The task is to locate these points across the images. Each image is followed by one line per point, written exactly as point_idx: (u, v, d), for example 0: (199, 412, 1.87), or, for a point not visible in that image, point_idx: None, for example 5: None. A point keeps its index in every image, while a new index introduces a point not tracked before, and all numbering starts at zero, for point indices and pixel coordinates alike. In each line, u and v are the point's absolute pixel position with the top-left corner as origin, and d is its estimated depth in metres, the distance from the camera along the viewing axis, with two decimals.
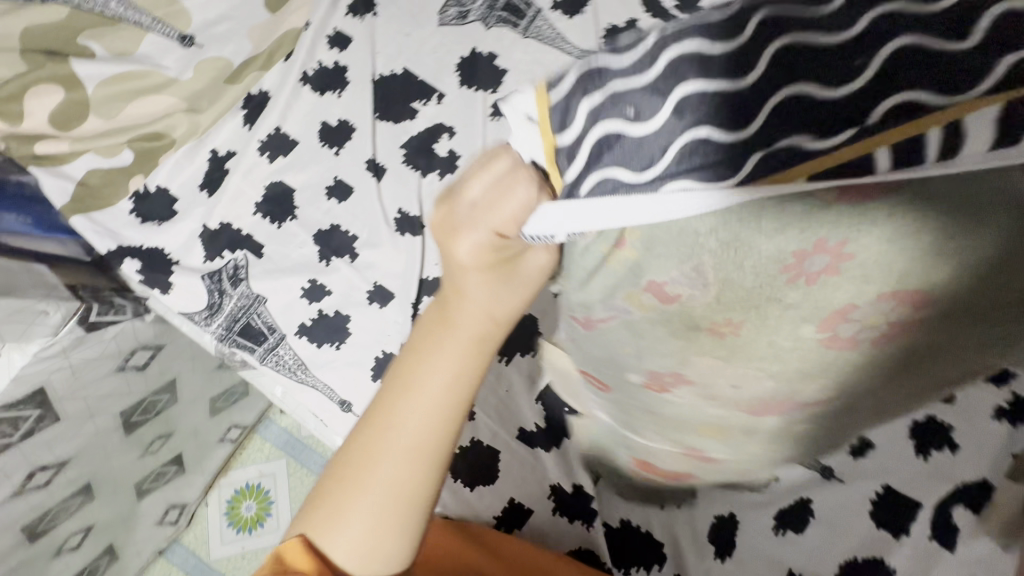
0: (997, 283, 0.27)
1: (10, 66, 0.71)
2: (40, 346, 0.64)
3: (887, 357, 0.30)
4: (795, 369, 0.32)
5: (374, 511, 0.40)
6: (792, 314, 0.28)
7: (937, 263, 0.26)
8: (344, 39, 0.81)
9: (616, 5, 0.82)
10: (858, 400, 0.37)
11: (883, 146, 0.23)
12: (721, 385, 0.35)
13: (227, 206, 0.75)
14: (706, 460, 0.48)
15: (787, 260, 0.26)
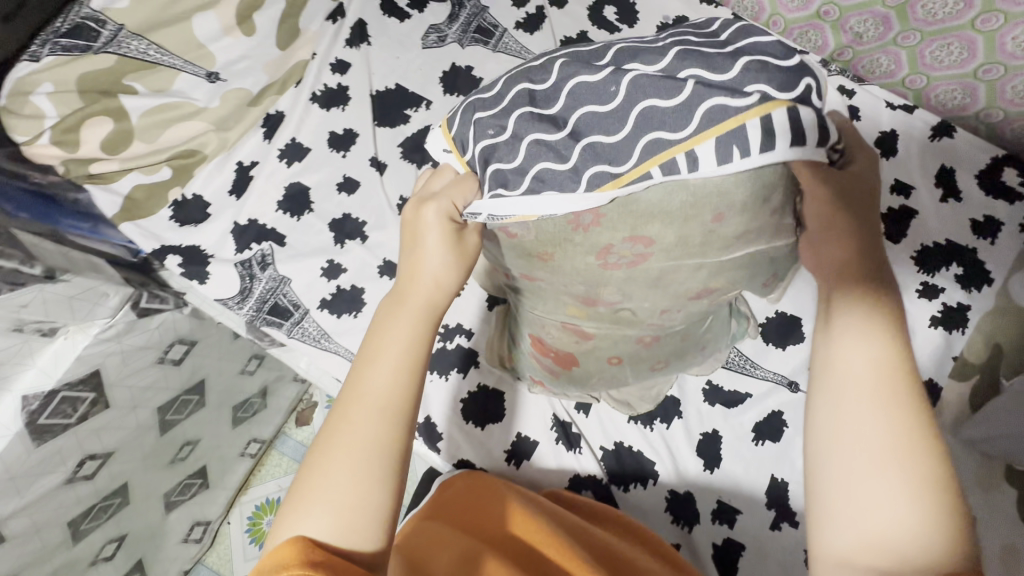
0: (727, 226, 0.42)
1: (67, 104, 0.83)
2: (99, 327, 0.76)
3: (659, 272, 0.45)
4: (586, 281, 0.47)
5: (354, 484, 0.38)
6: (579, 249, 0.44)
7: (665, 205, 0.40)
8: (345, 65, 0.98)
9: (567, 23, 1.02)
10: (660, 319, 0.54)
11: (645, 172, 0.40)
12: (555, 286, 0.50)
13: (253, 205, 0.89)
14: (572, 348, 0.62)
15: (571, 219, 0.43)
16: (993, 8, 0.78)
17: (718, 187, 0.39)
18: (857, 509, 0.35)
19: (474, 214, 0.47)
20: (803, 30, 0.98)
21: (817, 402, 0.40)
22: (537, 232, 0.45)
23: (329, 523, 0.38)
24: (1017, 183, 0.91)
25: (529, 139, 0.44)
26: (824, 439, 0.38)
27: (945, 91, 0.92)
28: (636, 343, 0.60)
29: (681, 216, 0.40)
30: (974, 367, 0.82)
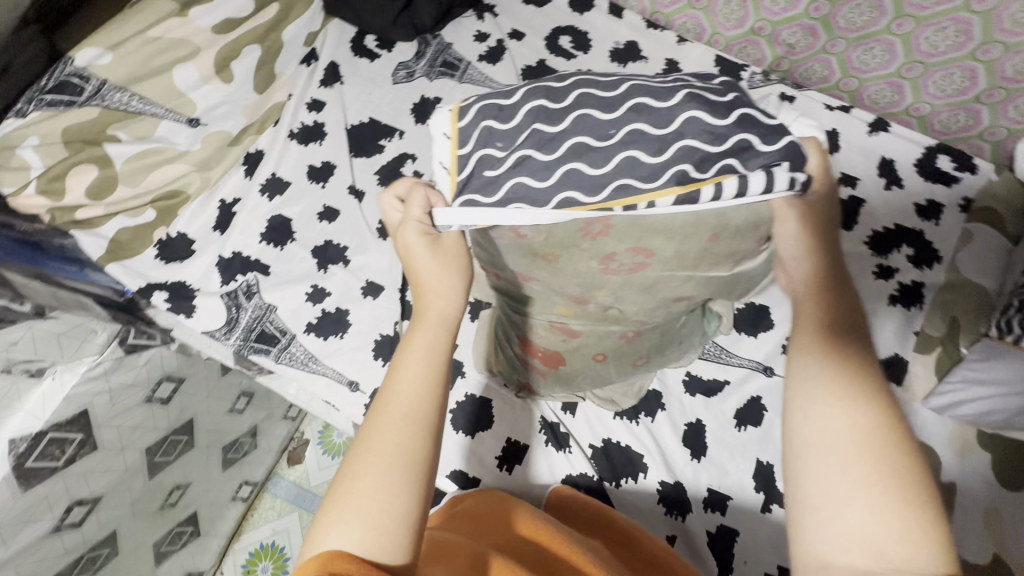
0: (721, 242, 0.46)
1: (54, 155, 0.87)
2: (86, 364, 0.78)
3: (645, 283, 0.49)
4: (584, 286, 0.50)
5: (384, 494, 0.34)
6: (584, 254, 0.46)
7: (668, 227, 0.44)
8: (320, 104, 1.04)
9: (527, 53, 1.09)
10: (644, 322, 0.59)
11: (655, 199, 0.41)
12: (554, 292, 0.53)
13: (237, 238, 0.93)
14: (560, 348, 0.65)
15: (583, 227, 0.45)
16: (904, 14, 0.87)
17: (719, 210, 0.43)
18: (834, 505, 0.33)
19: (448, 226, 0.46)
20: (742, 46, 1.07)
21: (791, 409, 0.38)
22: (546, 236, 0.46)
23: (356, 539, 0.33)
24: (951, 168, 0.99)
25: (517, 154, 0.43)
26: (798, 442, 0.36)
27: (876, 90, 1.01)
28: (621, 338, 0.62)
29: (684, 232, 0.44)
30: (935, 338, 0.87)
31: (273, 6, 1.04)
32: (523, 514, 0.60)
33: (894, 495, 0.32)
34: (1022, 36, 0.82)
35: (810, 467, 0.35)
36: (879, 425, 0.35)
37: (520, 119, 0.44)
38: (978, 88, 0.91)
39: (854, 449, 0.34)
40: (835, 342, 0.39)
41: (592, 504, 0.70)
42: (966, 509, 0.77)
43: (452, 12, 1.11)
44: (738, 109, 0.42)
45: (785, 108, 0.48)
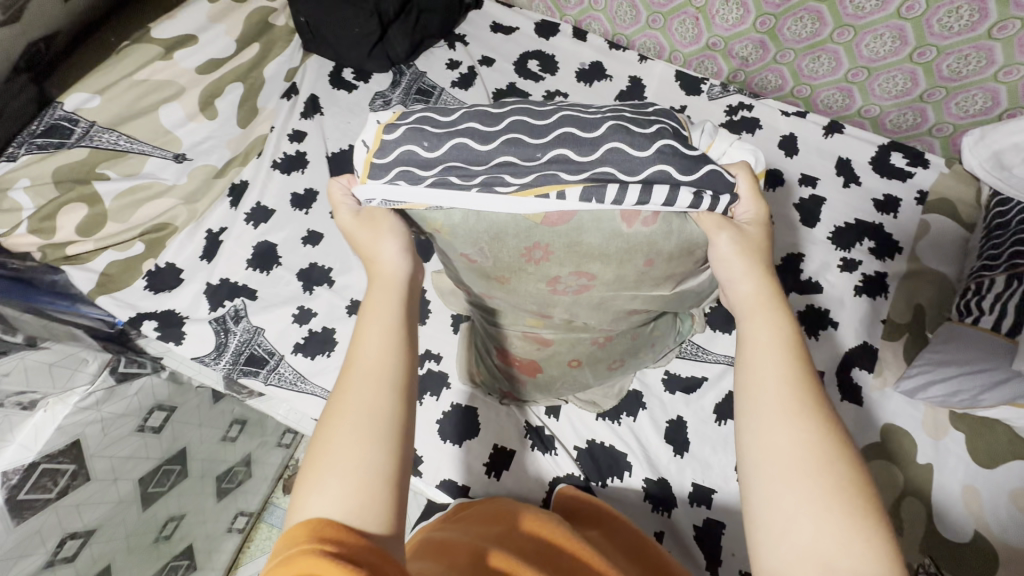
0: (656, 268, 0.49)
1: (44, 195, 0.91)
2: (79, 395, 0.78)
3: (592, 298, 0.52)
4: (540, 302, 0.54)
5: (357, 451, 0.37)
6: (533, 277, 0.50)
7: (603, 251, 0.47)
8: (301, 134, 1.09)
9: (497, 77, 1.15)
10: (605, 333, 0.62)
11: (566, 188, 0.44)
12: (519, 309, 0.57)
13: (224, 266, 0.96)
14: (535, 356, 0.66)
15: (525, 254, 0.48)
16: (844, 24, 0.93)
17: (648, 238, 0.46)
18: (784, 518, 0.34)
19: (369, 199, 0.48)
20: (700, 60, 1.14)
21: (741, 421, 0.39)
22: (495, 261, 0.50)
23: (338, 503, 0.35)
24: (905, 164, 1.04)
25: (446, 162, 0.46)
26: (749, 454, 0.37)
27: (828, 95, 1.07)
28: (592, 342, 0.64)
29: (619, 258, 0.47)
30: (902, 326, 0.91)
31: (253, 46, 1.11)
32: (528, 514, 0.61)
33: (838, 508, 0.33)
34: (952, 39, 0.87)
35: (758, 481, 0.36)
36: (819, 434, 0.36)
37: (452, 129, 0.47)
38: (920, 89, 0.97)
39: (797, 463, 0.35)
40: (784, 349, 0.40)
41: (599, 508, 0.70)
42: (944, 488, 0.79)
43: (425, 42, 1.17)
44: (660, 140, 0.45)
45: (720, 136, 0.50)
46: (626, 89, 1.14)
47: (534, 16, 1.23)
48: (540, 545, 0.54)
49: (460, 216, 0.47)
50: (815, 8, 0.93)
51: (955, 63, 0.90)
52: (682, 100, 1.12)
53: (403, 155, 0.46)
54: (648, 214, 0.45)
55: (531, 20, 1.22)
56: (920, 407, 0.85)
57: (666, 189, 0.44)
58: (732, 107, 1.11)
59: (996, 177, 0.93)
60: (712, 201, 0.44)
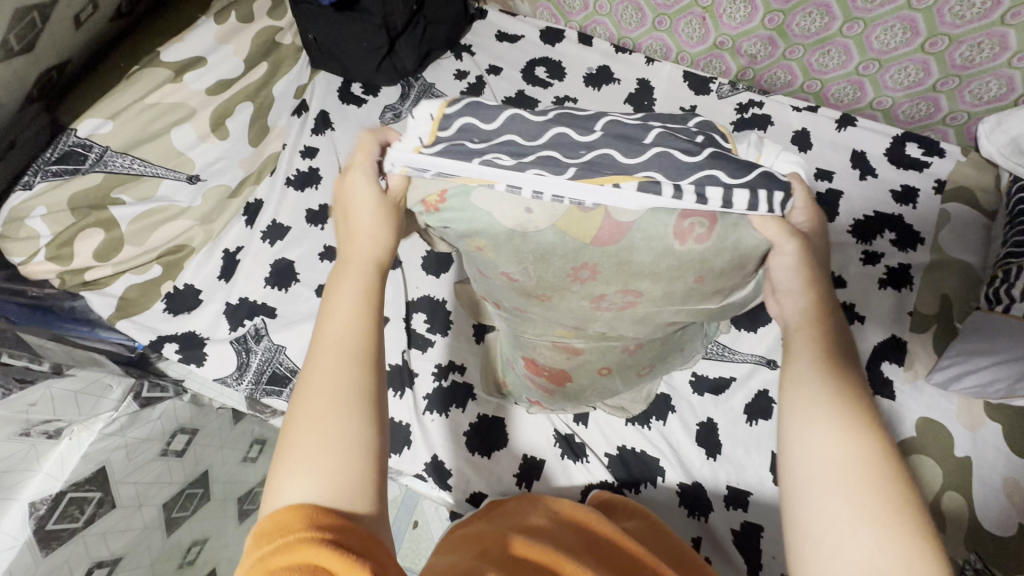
0: (710, 280, 0.43)
1: (62, 221, 0.90)
2: (103, 422, 0.77)
3: (633, 315, 0.48)
4: (579, 318, 0.50)
5: (335, 427, 0.35)
6: (577, 296, 0.46)
7: (652, 269, 0.42)
8: (313, 150, 1.09)
9: (505, 86, 1.16)
10: (642, 341, 0.58)
11: (631, 181, 0.39)
12: (556, 325, 0.53)
13: (242, 285, 0.96)
14: (565, 366, 0.63)
15: (571, 274, 0.43)
16: (853, 17, 0.92)
17: (702, 256, 0.41)
18: (840, 534, 0.32)
19: (421, 168, 0.43)
20: (707, 60, 1.14)
21: (789, 438, 0.37)
22: (539, 280, 0.44)
23: (316, 487, 0.33)
24: (920, 154, 1.03)
25: (491, 154, 0.41)
26: (800, 470, 0.35)
27: (839, 89, 1.06)
28: (623, 350, 0.59)
29: (669, 276, 0.42)
30: (929, 317, 0.89)
31: (262, 65, 1.12)
32: (569, 505, 0.63)
33: (898, 527, 0.31)
34: (964, 27, 0.87)
35: (814, 496, 0.34)
36: (876, 455, 0.34)
37: (502, 124, 0.44)
38: (933, 78, 0.96)
39: (853, 481, 0.33)
40: (835, 371, 0.39)
41: (638, 507, 0.67)
42: (985, 478, 0.78)
43: (432, 54, 1.18)
44: (708, 148, 0.41)
45: (766, 148, 0.48)
46: (634, 91, 1.14)
47: (538, 23, 1.23)
48: (588, 540, 0.54)
49: (502, 233, 0.41)
50: (824, 3, 0.93)
51: (968, 51, 0.90)
52: (692, 99, 1.12)
53: (451, 145, 0.42)
54: (701, 230, 0.40)
55: (536, 27, 1.23)
56: (954, 399, 0.84)
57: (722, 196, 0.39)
58: (743, 105, 1.11)
59: (1016, 162, 0.94)
60: (764, 199, 0.40)
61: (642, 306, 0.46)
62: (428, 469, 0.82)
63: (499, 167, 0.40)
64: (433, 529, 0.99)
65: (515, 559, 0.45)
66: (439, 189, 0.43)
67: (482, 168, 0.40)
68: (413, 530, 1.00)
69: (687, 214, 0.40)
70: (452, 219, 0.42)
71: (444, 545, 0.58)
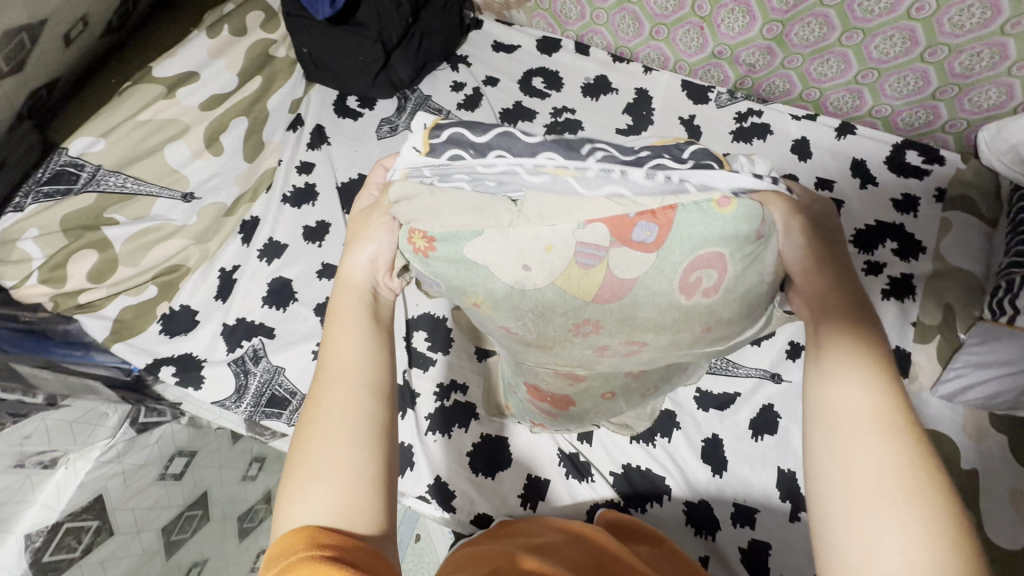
0: (718, 326, 0.42)
1: (55, 244, 0.89)
2: (100, 450, 0.76)
3: (638, 361, 0.46)
4: (583, 364, 0.48)
5: (337, 452, 0.35)
6: (582, 347, 0.44)
7: (658, 323, 0.40)
8: (309, 165, 1.08)
9: (502, 97, 1.15)
10: (646, 373, 0.57)
11: (640, 222, 0.36)
12: (559, 368, 0.51)
13: (240, 305, 0.95)
14: (567, 392, 0.60)
15: (573, 329, 0.42)
16: (852, 27, 0.92)
17: (708, 307, 0.40)
18: (867, 538, 0.30)
19: (421, 172, 0.41)
20: (705, 69, 1.13)
21: (812, 435, 0.35)
22: (540, 333, 0.43)
23: (320, 507, 0.33)
24: (921, 162, 1.03)
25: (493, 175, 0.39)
26: (828, 470, 0.33)
27: (838, 98, 1.06)
28: (625, 375, 0.57)
29: (675, 328, 0.41)
30: (932, 327, 0.89)
31: (256, 79, 1.10)
32: (586, 526, 0.62)
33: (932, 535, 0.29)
34: (964, 37, 0.86)
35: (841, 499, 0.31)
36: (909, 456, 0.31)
37: (493, 140, 0.40)
38: (932, 87, 0.96)
39: (884, 484, 0.31)
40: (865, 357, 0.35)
41: (652, 534, 0.66)
42: (993, 490, 0.77)
43: (428, 66, 1.17)
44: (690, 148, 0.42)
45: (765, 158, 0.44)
46: (633, 101, 1.13)
47: (534, 33, 1.23)
48: (590, 557, 0.53)
49: (500, 291, 0.39)
50: (823, 13, 0.92)
51: (967, 60, 0.89)
52: (690, 109, 1.12)
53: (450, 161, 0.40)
54: (708, 283, 0.39)
55: (532, 38, 1.22)
56: (959, 410, 0.83)
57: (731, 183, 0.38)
58: (742, 113, 1.10)
59: (1018, 171, 0.93)
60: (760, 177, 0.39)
61: (644, 354, 0.45)
62: (430, 491, 0.81)
63: (497, 213, 0.37)
64: (435, 545, 0.98)
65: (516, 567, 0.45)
66: (428, 233, 0.39)
67: (486, 209, 0.38)
68: (415, 544, 0.99)
69: (694, 268, 0.38)
70: (444, 274, 0.39)
71: (452, 561, 0.56)
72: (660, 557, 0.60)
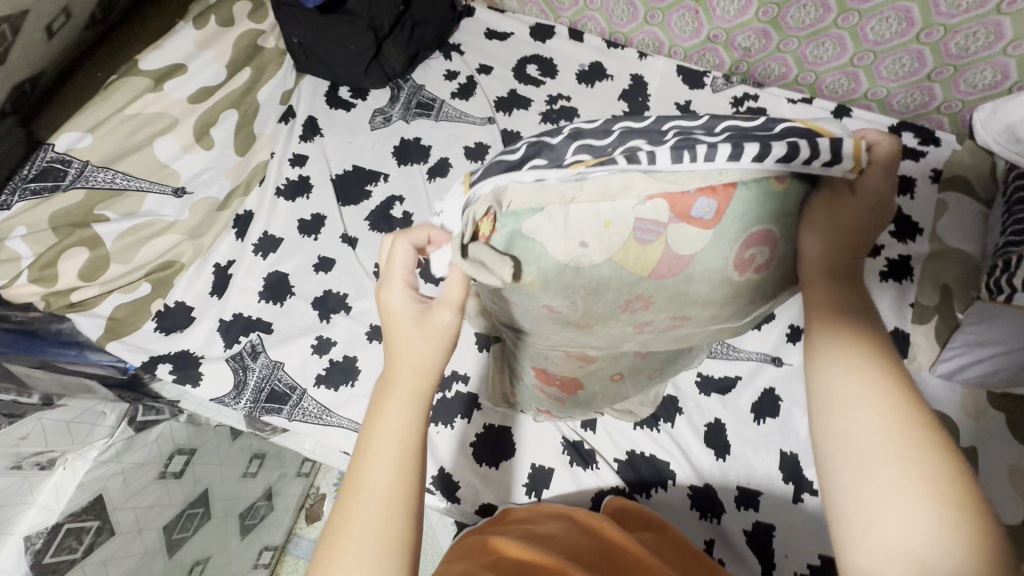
0: (747, 300, 0.43)
1: (42, 242, 0.87)
2: (98, 449, 0.71)
3: (671, 334, 0.47)
4: (607, 340, 0.48)
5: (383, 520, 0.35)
6: (624, 324, 0.44)
7: (709, 296, 0.41)
8: (303, 158, 1.06)
9: (497, 85, 1.13)
10: (668, 353, 0.58)
11: (699, 198, 0.36)
12: (590, 347, 0.51)
13: (236, 300, 0.94)
14: (575, 373, 0.60)
15: (623, 305, 0.42)
16: (848, 9, 0.91)
17: (755, 282, 0.41)
18: (872, 521, 0.30)
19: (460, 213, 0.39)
20: (701, 54, 1.12)
21: (841, 456, 0.32)
22: (586, 311, 0.42)
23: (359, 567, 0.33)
24: (916, 143, 1.03)
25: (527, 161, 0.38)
26: (823, 454, 0.34)
27: (833, 81, 1.06)
28: (636, 356, 0.56)
29: (723, 303, 0.42)
30: (931, 308, 0.89)
31: (245, 70, 1.08)
32: (583, 510, 0.60)
33: (928, 496, 0.29)
34: (959, 17, 0.86)
35: (837, 478, 0.32)
36: (900, 419, 0.32)
37: (524, 150, 0.39)
38: (927, 68, 0.96)
39: (878, 449, 0.31)
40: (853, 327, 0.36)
41: (654, 518, 0.65)
42: (993, 469, 0.77)
43: (421, 55, 1.15)
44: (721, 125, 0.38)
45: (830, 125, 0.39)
46: (628, 87, 1.12)
47: (528, 20, 1.21)
48: (601, 545, 0.52)
49: (552, 268, 0.38)
50: None
51: (963, 41, 0.89)
52: (686, 94, 1.11)
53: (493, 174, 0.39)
54: (760, 261, 0.40)
55: (525, 24, 1.21)
56: (958, 389, 0.84)
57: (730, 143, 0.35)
58: (738, 98, 1.09)
59: (1013, 150, 0.92)
60: (812, 146, 0.36)
61: (682, 326, 0.45)
62: (435, 483, 0.80)
63: (555, 187, 0.36)
64: (437, 536, 0.97)
65: (515, 561, 0.46)
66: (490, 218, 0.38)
67: (536, 180, 0.37)
68: None
69: (750, 245, 0.39)
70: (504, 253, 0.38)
71: (450, 553, 0.55)
72: (673, 547, 0.58)
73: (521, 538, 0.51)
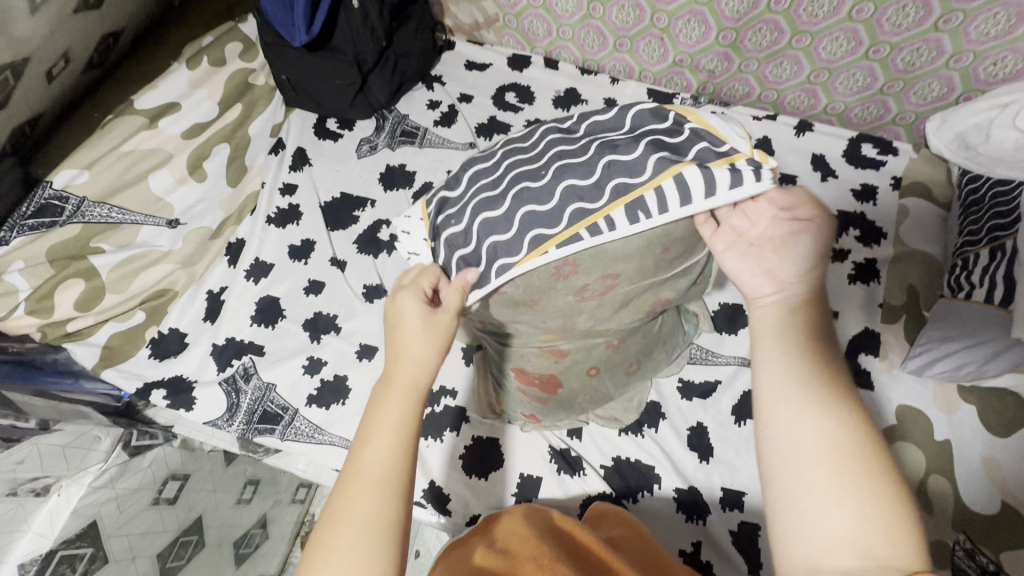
0: (656, 257, 0.49)
1: (41, 274, 0.90)
2: (92, 475, 0.77)
3: (603, 299, 0.52)
4: (561, 317, 0.53)
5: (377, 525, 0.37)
6: (564, 293, 0.50)
7: (618, 247, 0.47)
8: (293, 187, 1.11)
9: (477, 113, 1.19)
10: (630, 334, 0.63)
11: (612, 210, 0.46)
12: (547, 326, 0.55)
13: (228, 325, 0.96)
14: (552, 371, 0.63)
15: (555, 272, 0.48)
16: (800, 31, 0.98)
17: (666, 229, 0.47)
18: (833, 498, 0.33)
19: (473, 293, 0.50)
20: (669, 77, 1.19)
21: (801, 442, 0.35)
22: (526, 288, 0.50)
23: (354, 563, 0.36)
24: (876, 154, 1.09)
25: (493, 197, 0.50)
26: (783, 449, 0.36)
27: (794, 97, 1.12)
28: (607, 346, 0.61)
29: (641, 254, 0.48)
30: (899, 308, 0.93)
31: (237, 106, 1.13)
32: (557, 513, 0.61)
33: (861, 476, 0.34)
34: (902, 35, 0.93)
35: (803, 473, 0.34)
36: (842, 418, 0.36)
37: (506, 185, 0.50)
38: (879, 83, 1.02)
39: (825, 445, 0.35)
40: (799, 343, 0.40)
41: (626, 517, 0.66)
42: (964, 460, 0.79)
43: (404, 87, 1.21)
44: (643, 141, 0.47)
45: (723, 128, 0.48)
46: None
47: (506, 51, 1.28)
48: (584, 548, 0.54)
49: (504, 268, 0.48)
50: (772, 19, 0.98)
51: (908, 56, 0.96)
52: None
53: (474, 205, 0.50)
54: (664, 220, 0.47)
55: (503, 55, 1.28)
56: (927, 383, 0.87)
57: (624, 175, 0.46)
58: None
59: (962, 156, 0.96)
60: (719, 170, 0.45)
61: (606, 283, 0.50)
62: (426, 496, 0.82)
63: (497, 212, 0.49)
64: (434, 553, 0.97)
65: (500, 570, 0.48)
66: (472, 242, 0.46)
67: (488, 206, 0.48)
68: (415, 559, 0.98)
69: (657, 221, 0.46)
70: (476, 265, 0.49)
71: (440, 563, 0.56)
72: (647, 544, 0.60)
73: (502, 547, 0.53)
